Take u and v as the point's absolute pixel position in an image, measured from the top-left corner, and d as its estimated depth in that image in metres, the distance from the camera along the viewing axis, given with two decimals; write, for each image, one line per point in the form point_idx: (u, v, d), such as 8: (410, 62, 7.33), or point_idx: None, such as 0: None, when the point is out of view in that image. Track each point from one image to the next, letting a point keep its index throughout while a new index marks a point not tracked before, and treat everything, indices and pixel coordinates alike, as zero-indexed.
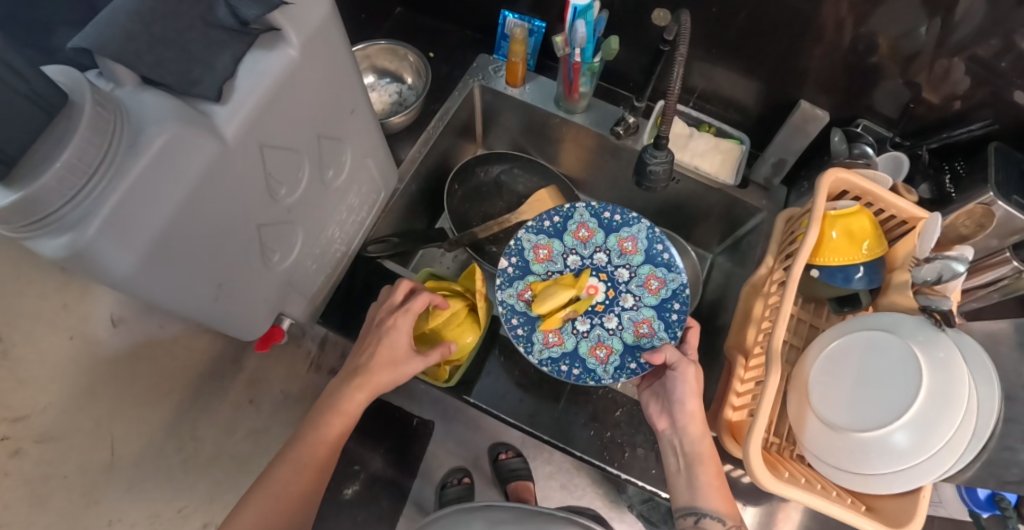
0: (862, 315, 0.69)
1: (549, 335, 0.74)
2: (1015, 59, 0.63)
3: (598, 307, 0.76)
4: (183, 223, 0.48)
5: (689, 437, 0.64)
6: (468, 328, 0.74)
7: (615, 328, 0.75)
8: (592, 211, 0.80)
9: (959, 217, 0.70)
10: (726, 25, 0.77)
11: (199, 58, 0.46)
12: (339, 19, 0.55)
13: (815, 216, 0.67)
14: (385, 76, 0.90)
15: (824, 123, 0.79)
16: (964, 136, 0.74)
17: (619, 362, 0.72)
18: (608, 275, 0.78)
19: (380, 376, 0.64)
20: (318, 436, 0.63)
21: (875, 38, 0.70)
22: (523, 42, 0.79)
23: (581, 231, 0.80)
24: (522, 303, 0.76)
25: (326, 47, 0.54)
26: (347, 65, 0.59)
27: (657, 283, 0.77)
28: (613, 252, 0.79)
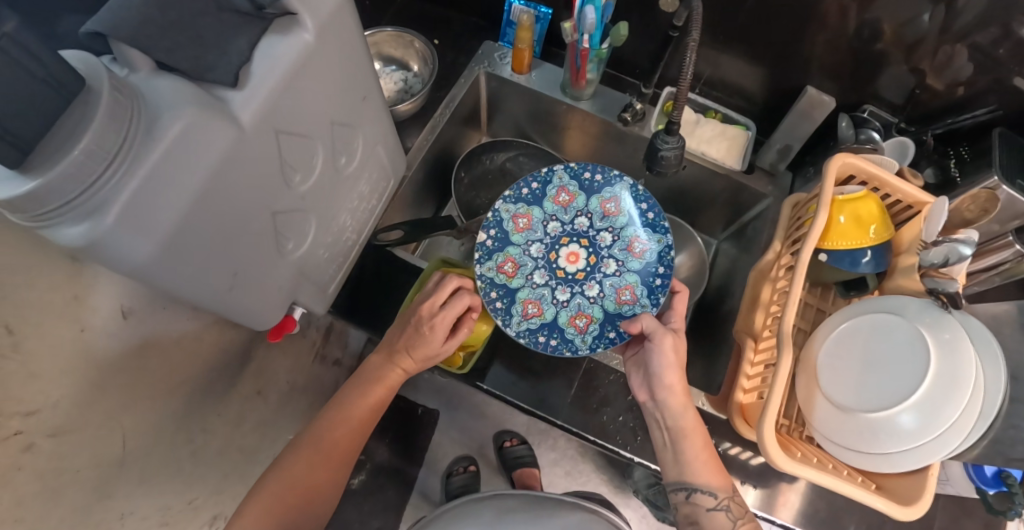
0: (869, 299, 0.71)
1: (528, 307, 0.73)
2: (1013, 46, 0.65)
3: (575, 275, 0.74)
4: (201, 212, 0.47)
5: (670, 410, 0.64)
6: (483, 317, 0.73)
7: (594, 296, 0.73)
8: (571, 173, 0.77)
9: (963, 201, 0.71)
10: (732, 13, 0.77)
11: (213, 44, 0.45)
12: (352, 5, 0.54)
13: (824, 201, 0.68)
14: (390, 64, 0.89)
15: (830, 109, 0.78)
16: (969, 121, 0.75)
17: (596, 332, 0.71)
18: (589, 241, 0.76)
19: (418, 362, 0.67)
20: (358, 403, 0.68)
21: (880, 24, 0.70)
22: (530, 29, 0.79)
23: (561, 196, 0.77)
24: (503, 275, 0.74)
25: (340, 31, 0.54)
26: (359, 51, 0.58)
27: (640, 247, 0.75)
28: (594, 215, 0.77)
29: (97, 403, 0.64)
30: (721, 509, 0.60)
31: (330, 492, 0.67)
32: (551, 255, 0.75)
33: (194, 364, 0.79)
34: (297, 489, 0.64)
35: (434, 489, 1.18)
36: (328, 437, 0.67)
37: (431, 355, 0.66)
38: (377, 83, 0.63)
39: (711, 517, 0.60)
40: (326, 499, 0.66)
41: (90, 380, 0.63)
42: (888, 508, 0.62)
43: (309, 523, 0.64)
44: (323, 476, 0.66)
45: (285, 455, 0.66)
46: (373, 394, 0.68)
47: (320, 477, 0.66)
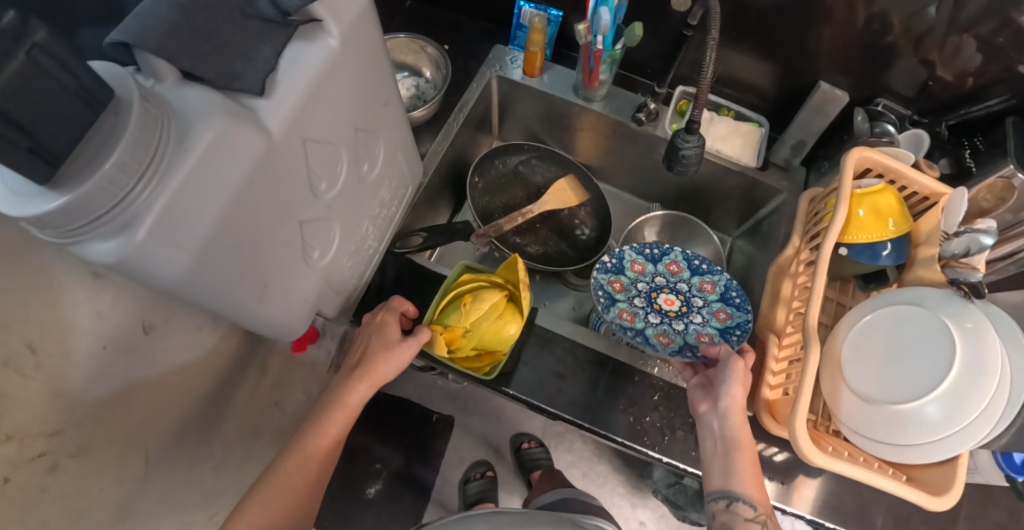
0: (890, 291, 0.71)
1: (624, 313, 0.78)
2: (1011, 36, 0.66)
3: (669, 313, 0.80)
4: (230, 224, 0.46)
5: (730, 421, 0.62)
6: (509, 318, 0.67)
7: (682, 329, 0.78)
8: (685, 255, 0.86)
9: (980, 190, 0.71)
10: (741, 10, 0.78)
11: (240, 51, 0.45)
12: (374, 10, 0.54)
13: (840, 198, 0.68)
14: (403, 70, 0.88)
15: (844, 102, 0.78)
16: (981, 112, 0.75)
17: (680, 347, 0.75)
18: (685, 298, 0.82)
19: (381, 367, 0.65)
20: (320, 435, 0.63)
21: (889, 17, 0.71)
22: (542, 31, 0.80)
23: (672, 265, 0.85)
24: (611, 288, 0.81)
25: (361, 36, 0.53)
26: (379, 56, 0.57)
27: (725, 318, 0.80)
28: (693, 286, 0.83)
29: (120, 417, 0.63)
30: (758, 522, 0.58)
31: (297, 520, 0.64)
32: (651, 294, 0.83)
33: (210, 376, 0.78)
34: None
35: (451, 498, 1.17)
36: (293, 466, 0.62)
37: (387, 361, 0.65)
38: (397, 88, 0.63)
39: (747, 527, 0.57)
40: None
41: (116, 394, 0.62)
42: (920, 499, 0.62)
43: None
44: (289, 506, 0.62)
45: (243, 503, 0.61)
46: (336, 417, 0.64)
47: (287, 508, 0.61)
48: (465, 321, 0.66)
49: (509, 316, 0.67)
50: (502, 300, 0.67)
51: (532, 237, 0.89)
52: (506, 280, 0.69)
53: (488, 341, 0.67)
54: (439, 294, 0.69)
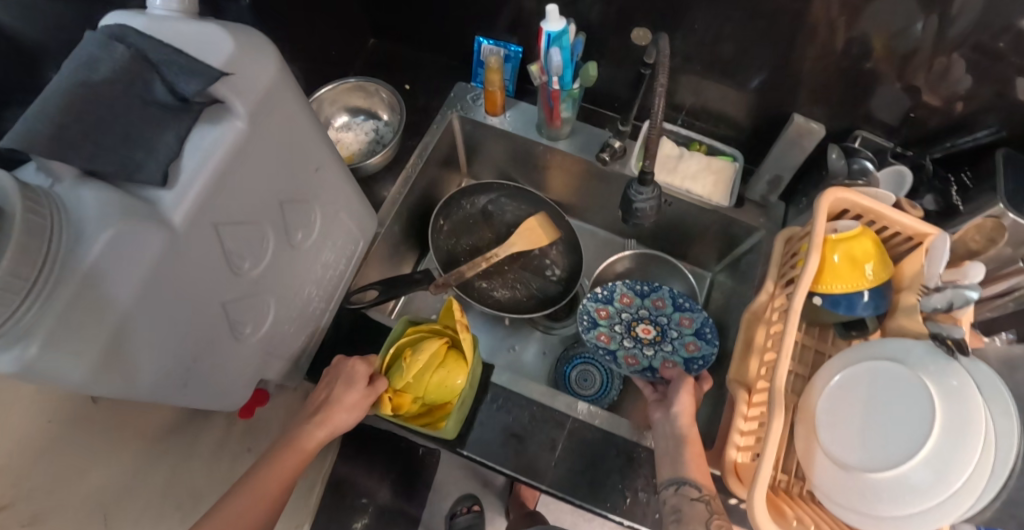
0: (868, 343, 0.67)
1: (602, 336, 0.83)
2: (1015, 38, 0.58)
3: (643, 340, 0.84)
4: (136, 320, 0.45)
5: (679, 421, 0.65)
6: (454, 367, 0.66)
7: (650, 355, 0.82)
8: (672, 293, 0.85)
9: (968, 231, 0.67)
10: (711, 36, 0.72)
11: (140, 142, 0.43)
12: (288, 80, 0.52)
13: (812, 246, 0.63)
14: (359, 115, 0.85)
15: (821, 136, 0.72)
16: (969, 144, 0.70)
17: (641, 371, 0.81)
18: (661, 328, 0.84)
19: (342, 414, 0.62)
20: (266, 480, 0.58)
21: (869, 40, 0.66)
22: (499, 70, 0.78)
23: (656, 302, 0.86)
24: (597, 315, 0.85)
25: (275, 112, 0.51)
26: (301, 125, 0.55)
27: (694, 349, 0.82)
28: (672, 320, 0.85)
29: (75, 485, 0.63)
30: (704, 501, 0.57)
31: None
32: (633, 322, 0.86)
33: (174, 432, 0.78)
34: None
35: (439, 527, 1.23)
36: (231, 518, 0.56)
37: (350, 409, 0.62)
38: (330, 150, 0.61)
39: (692, 509, 0.56)
40: None
41: (65, 464, 0.62)
42: None
43: None
44: None
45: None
46: (287, 462, 0.59)
47: None
48: (408, 373, 0.64)
49: (453, 364, 0.66)
50: (443, 346, 0.67)
51: (499, 280, 0.86)
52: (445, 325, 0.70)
53: (437, 392, 0.65)
54: (381, 354, 0.68)
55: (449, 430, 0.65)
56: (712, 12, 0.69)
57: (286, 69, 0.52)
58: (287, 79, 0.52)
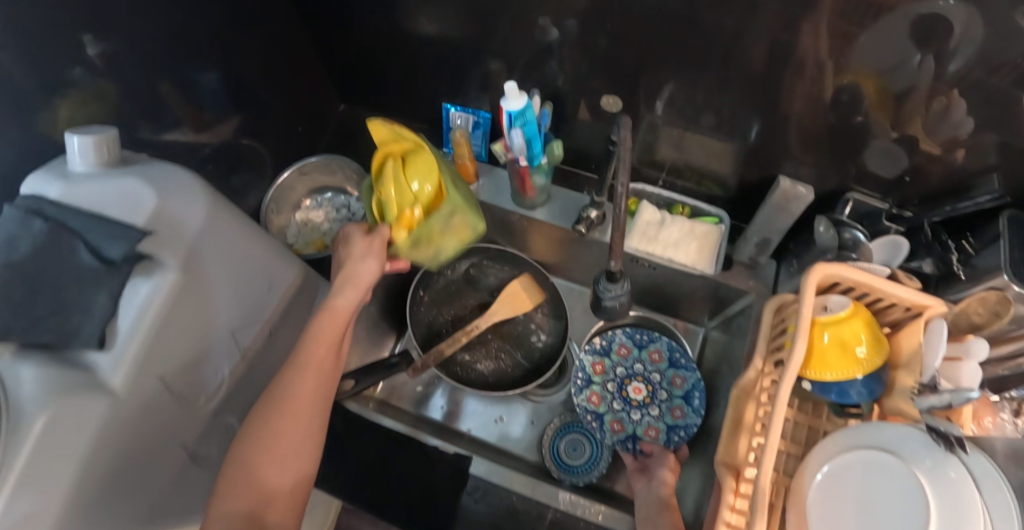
0: (865, 426, 0.61)
1: (593, 396, 0.81)
2: None
3: (633, 402, 0.81)
4: (92, 481, 0.43)
5: (660, 493, 0.68)
6: (418, 174, 0.60)
7: (636, 421, 0.80)
8: (670, 346, 0.83)
9: (970, 304, 0.61)
10: (688, 89, 0.67)
11: (74, 306, 0.42)
12: (224, 212, 0.52)
13: (798, 329, 0.59)
14: (325, 191, 0.84)
15: (810, 201, 0.68)
16: (971, 208, 0.65)
17: (624, 440, 0.79)
18: (652, 388, 0.82)
19: (360, 266, 0.59)
20: (314, 347, 0.56)
21: (859, 86, 0.58)
22: (466, 143, 0.76)
23: (653, 355, 0.83)
24: (591, 370, 0.82)
25: (209, 248, 0.51)
26: (239, 249, 0.55)
27: (680, 416, 0.80)
28: (665, 377, 0.82)
29: None
30: None
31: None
32: (625, 380, 0.83)
33: None
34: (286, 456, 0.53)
35: None
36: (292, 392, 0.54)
37: (364, 256, 0.60)
38: (272, 261, 0.60)
39: None
40: (303, 460, 0.54)
41: None
42: None
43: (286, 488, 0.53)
44: (297, 430, 0.53)
45: (249, 425, 0.54)
46: (327, 325, 0.57)
47: (291, 430, 0.53)
48: (393, 198, 0.60)
49: (417, 170, 0.60)
50: (397, 161, 0.60)
51: (481, 351, 0.83)
52: (385, 145, 0.62)
53: (420, 192, 0.60)
54: (374, 213, 0.64)
55: (460, 201, 0.61)
56: (683, 63, 0.63)
57: (216, 204, 0.51)
58: (218, 213, 0.51)
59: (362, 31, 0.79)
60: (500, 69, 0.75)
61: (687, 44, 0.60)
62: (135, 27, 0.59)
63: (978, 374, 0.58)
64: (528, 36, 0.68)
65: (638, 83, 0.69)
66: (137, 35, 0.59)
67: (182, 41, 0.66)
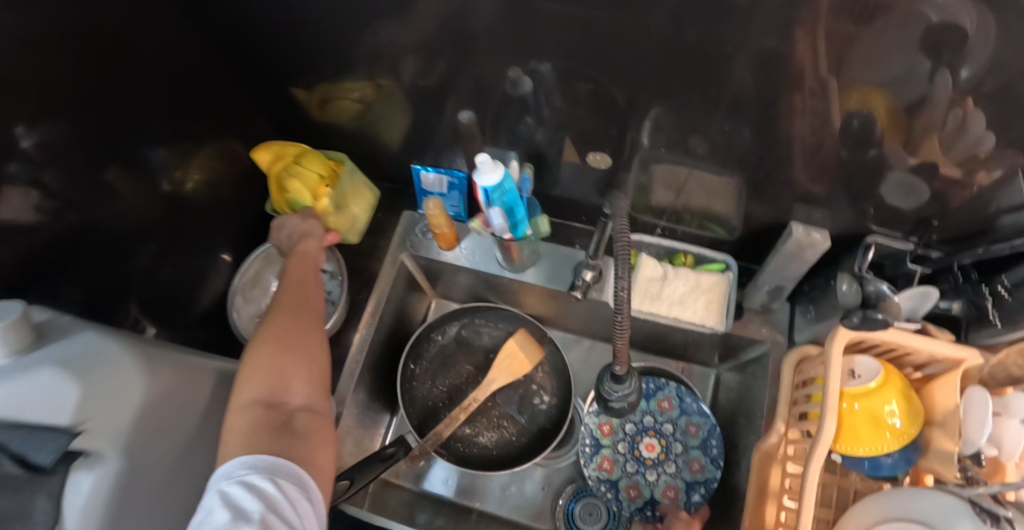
0: (904, 494, 0.57)
1: (604, 462, 0.76)
2: None
3: (647, 461, 0.76)
4: None
5: None
6: (312, 165, 0.72)
7: (652, 483, 0.75)
8: (679, 391, 0.77)
9: (1009, 354, 0.59)
10: (678, 130, 0.59)
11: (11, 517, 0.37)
12: (161, 364, 0.47)
13: (827, 405, 0.55)
14: None
15: (825, 248, 0.61)
16: (1006, 251, 0.57)
17: (642, 508, 0.74)
18: (666, 442, 0.76)
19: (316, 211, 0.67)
20: (290, 271, 0.60)
21: (871, 111, 0.50)
22: (442, 213, 0.69)
23: (663, 404, 0.77)
24: (599, 431, 0.77)
25: (157, 416, 0.46)
26: (187, 403, 0.50)
27: (699, 469, 0.74)
28: (677, 427, 0.76)
29: None
30: None
31: (274, 447, 0.44)
32: (636, 436, 0.77)
33: None
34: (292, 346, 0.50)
35: None
36: (279, 301, 0.56)
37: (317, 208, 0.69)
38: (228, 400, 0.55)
39: None
40: (312, 347, 0.52)
41: None
42: None
43: (303, 374, 0.49)
44: (294, 320, 0.53)
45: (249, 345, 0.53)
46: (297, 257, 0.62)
47: (289, 321, 0.53)
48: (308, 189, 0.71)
49: (310, 162, 0.72)
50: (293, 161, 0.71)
51: (483, 423, 0.78)
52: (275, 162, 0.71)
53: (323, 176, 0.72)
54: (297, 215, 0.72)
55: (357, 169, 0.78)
56: (665, 98, 0.55)
57: (152, 366, 0.46)
58: (155, 374, 0.46)
59: (305, 74, 0.71)
60: (471, 119, 0.67)
61: (667, 76, 0.52)
62: (30, 104, 0.50)
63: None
64: (492, 81, 0.60)
65: (617, 122, 0.60)
66: (39, 111, 0.51)
67: (95, 107, 0.57)
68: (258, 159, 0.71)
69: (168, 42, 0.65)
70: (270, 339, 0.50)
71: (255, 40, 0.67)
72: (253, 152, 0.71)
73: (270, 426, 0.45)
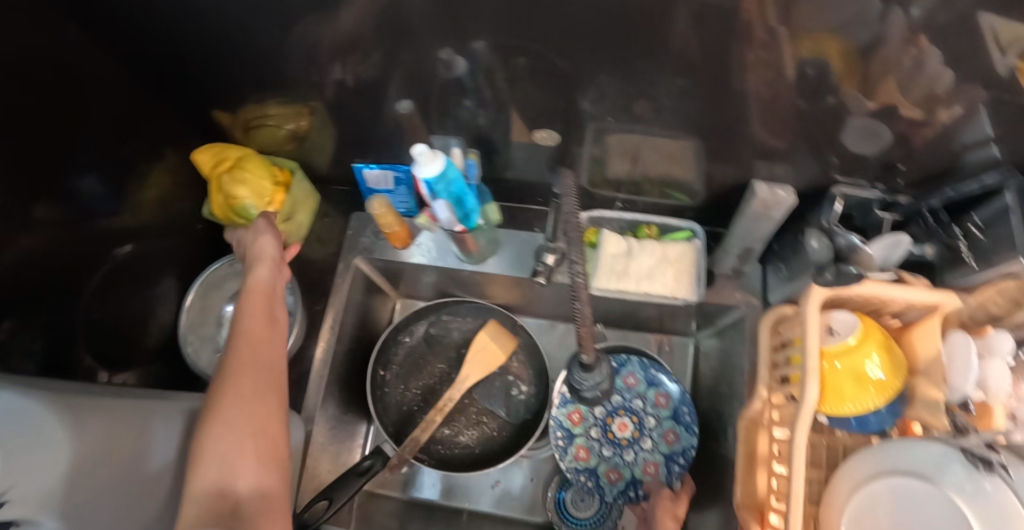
0: (891, 449, 0.55)
1: (580, 451, 0.72)
2: None
3: (621, 442, 0.73)
4: None
5: None
6: (254, 169, 0.68)
7: (631, 462, 0.72)
8: (642, 363, 0.75)
9: (987, 294, 0.57)
10: (624, 96, 0.55)
11: None
12: (86, 422, 0.48)
13: (811, 369, 0.53)
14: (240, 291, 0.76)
15: (792, 205, 0.59)
16: (974, 187, 0.58)
17: (624, 490, 0.71)
18: (638, 419, 0.73)
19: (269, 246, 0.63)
20: (245, 321, 0.56)
21: (827, 57, 0.46)
22: (390, 211, 0.65)
23: (628, 379, 0.74)
24: (568, 421, 0.73)
25: (90, 470, 0.48)
26: (141, 446, 0.52)
27: (675, 440, 0.72)
28: (647, 400, 0.74)
29: None
30: None
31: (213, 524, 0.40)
32: (607, 418, 0.74)
33: None
34: (246, 425, 0.47)
35: None
36: (232, 359, 0.52)
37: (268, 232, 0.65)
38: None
39: None
40: (269, 418, 0.49)
41: None
42: None
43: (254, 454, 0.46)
44: (248, 388, 0.50)
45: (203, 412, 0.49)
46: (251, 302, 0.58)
47: (243, 389, 0.49)
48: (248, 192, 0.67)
49: (251, 165, 0.68)
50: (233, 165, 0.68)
51: (461, 421, 0.75)
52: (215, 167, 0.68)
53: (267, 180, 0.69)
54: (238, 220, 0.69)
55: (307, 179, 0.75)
56: (606, 63, 0.51)
57: (81, 420, 0.48)
58: (88, 431, 0.49)
59: (226, 77, 0.65)
60: (411, 108, 0.63)
61: (604, 38, 0.48)
62: None
63: (1007, 375, 0.54)
64: (422, 65, 0.55)
65: (562, 96, 0.56)
66: None
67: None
68: (198, 161, 0.69)
69: (64, 53, 0.58)
70: (218, 417, 0.47)
71: (165, 44, 0.61)
72: (193, 156, 0.68)
73: (218, 516, 0.41)
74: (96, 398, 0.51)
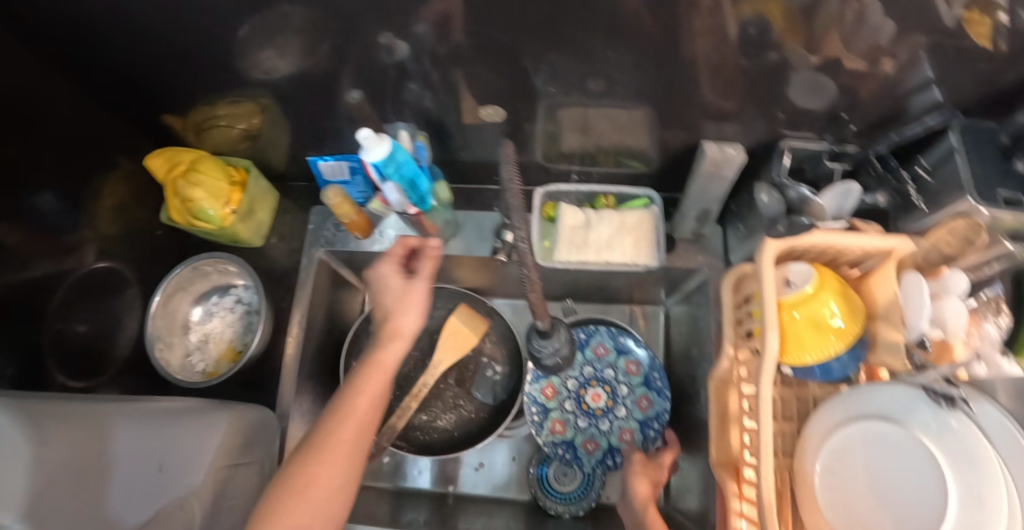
0: (857, 393, 0.54)
1: (556, 425, 0.75)
2: None
3: (596, 412, 0.76)
4: None
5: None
6: (210, 169, 0.68)
7: (606, 431, 0.75)
8: (610, 332, 0.77)
9: (939, 236, 0.57)
10: (573, 71, 0.55)
11: None
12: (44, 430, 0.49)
13: (769, 320, 0.54)
14: (213, 294, 0.78)
15: (742, 163, 0.59)
16: (918, 130, 0.59)
17: (602, 459, 0.74)
18: (611, 388, 0.76)
19: (407, 319, 0.58)
20: (355, 400, 0.54)
21: (769, 18, 0.46)
22: (345, 200, 0.67)
23: (598, 350, 0.77)
24: (543, 396, 0.76)
25: (53, 475, 0.48)
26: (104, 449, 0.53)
27: (648, 405, 0.74)
28: (618, 369, 0.76)
29: None
30: None
31: None
32: (581, 390, 0.77)
33: None
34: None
35: None
36: (330, 440, 0.51)
37: (402, 287, 0.60)
38: (175, 432, 0.56)
39: None
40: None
41: None
42: None
43: None
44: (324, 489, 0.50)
45: (285, 470, 0.51)
46: (368, 379, 0.55)
47: (319, 489, 0.50)
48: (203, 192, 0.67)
49: (207, 166, 0.68)
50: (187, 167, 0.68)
51: (439, 406, 0.76)
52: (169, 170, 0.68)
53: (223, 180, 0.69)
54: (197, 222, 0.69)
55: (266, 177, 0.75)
56: (548, 37, 0.50)
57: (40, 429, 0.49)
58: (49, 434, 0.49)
59: (172, 83, 0.64)
60: (361, 98, 0.63)
61: (544, 13, 0.47)
62: None
63: (963, 312, 0.54)
64: (365, 54, 0.55)
65: (507, 74, 0.56)
66: None
67: None
68: (150, 166, 0.68)
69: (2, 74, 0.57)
70: (284, 514, 0.48)
71: (105, 54, 0.60)
72: (145, 160, 0.68)
73: None
74: (55, 405, 0.52)
